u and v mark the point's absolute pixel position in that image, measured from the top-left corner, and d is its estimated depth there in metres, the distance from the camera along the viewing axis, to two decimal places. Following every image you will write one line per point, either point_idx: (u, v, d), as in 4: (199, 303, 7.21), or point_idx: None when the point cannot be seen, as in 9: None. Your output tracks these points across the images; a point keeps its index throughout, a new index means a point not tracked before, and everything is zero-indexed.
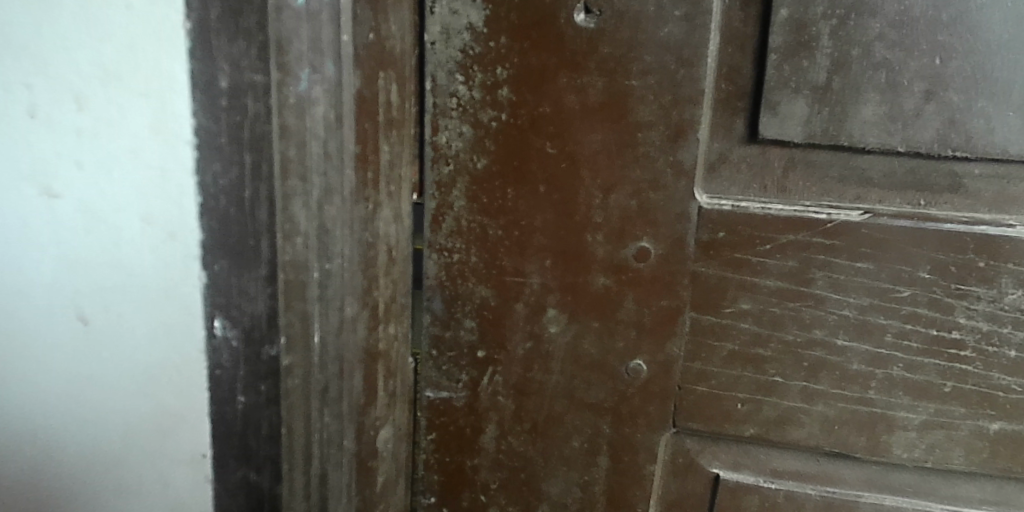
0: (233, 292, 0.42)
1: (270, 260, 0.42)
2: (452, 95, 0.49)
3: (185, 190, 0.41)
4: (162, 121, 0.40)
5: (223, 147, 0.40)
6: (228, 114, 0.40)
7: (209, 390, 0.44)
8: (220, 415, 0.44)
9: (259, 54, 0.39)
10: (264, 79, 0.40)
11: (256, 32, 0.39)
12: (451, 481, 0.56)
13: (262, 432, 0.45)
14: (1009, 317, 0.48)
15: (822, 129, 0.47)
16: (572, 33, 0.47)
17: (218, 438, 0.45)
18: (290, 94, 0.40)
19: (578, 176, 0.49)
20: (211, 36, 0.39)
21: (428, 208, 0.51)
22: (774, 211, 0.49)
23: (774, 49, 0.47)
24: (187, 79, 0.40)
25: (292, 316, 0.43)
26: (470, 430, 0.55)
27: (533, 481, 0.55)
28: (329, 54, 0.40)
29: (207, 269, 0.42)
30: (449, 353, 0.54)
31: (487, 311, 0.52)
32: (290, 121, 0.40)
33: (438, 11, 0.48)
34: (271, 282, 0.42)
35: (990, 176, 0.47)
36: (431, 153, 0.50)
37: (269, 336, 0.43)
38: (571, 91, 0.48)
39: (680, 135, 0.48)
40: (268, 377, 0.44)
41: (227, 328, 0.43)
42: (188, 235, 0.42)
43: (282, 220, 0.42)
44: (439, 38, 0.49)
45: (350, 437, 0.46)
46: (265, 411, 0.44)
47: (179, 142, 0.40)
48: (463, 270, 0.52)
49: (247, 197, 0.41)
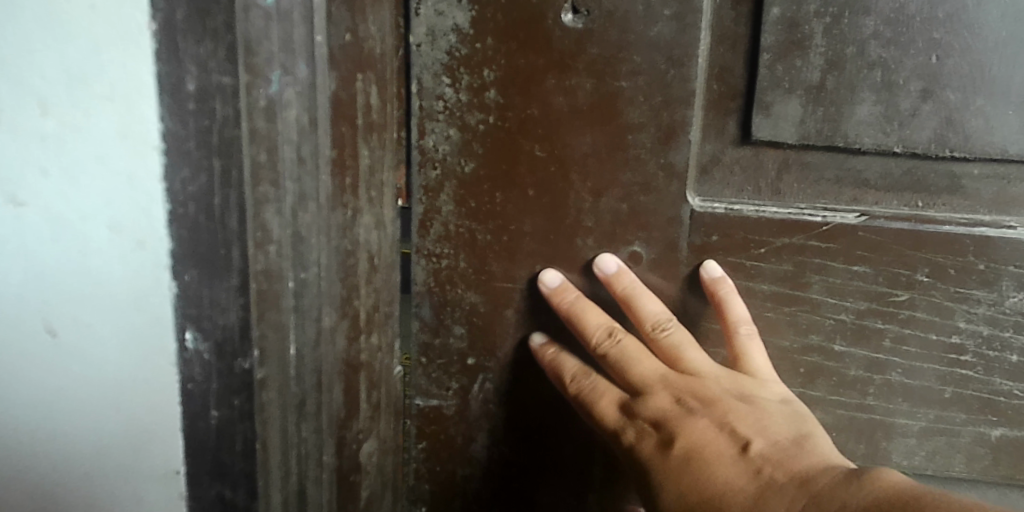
0: (204, 302, 0.39)
1: (241, 269, 0.39)
2: (438, 98, 0.49)
3: (153, 198, 0.38)
4: (129, 126, 0.37)
5: (192, 153, 0.37)
6: (196, 118, 0.37)
7: (181, 405, 0.42)
8: (194, 430, 0.42)
9: (227, 56, 0.36)
10: (233, 81, 0.36)
11: (224, 32, 0.36)
12: (452, 491, 0.56)
13: (235, 448, 0.41)
14: (1010, 321, 0.46)
15: (816, 129, 0.46)
16: (559, 33, 0.46)
17: (192, 453, 0.42)
18: (260, 97, 0.37)
19: (567, 179, 0.48)
20: (177, 36, 0.36)
21: (416, 213, 0.51)
22: (768, 213, 0.47)
23: (766, 48, 0.46)
24: (153, 82, 0.37)
25: (266, 328, 0.40)
26: (461, 438, 0.55)
27: (524, 491, 0.55)
28: (301, 54, 0.39)
29: (177, 279, 0.40)
30: (438, 361, 0.53)
31: (477, 317, 0.52)
32: (259, 124, 0.38)
33: (423, 12, 0.47)
34: (242, 292, 0.39)
35: (988, 176, 0.46)
36: (418, 157, 0.50)
37: (241, 350, 0.40)
38: (560, 93, 0.47)
39: (671, 137, 0.47)
40: (242, 392, 0.41)
41: (199, 341, 0.40)
42: (157, 242, 0.39)
43: (254, 228, 0.39)
44: (424, 40, 0.48)
45: (330, 453, 0.47)
46: (240, 426, 0.41)
47: (147, 148, 0.37)
48: (451, 275, 0.52)
49: (217, 205, 0.38)
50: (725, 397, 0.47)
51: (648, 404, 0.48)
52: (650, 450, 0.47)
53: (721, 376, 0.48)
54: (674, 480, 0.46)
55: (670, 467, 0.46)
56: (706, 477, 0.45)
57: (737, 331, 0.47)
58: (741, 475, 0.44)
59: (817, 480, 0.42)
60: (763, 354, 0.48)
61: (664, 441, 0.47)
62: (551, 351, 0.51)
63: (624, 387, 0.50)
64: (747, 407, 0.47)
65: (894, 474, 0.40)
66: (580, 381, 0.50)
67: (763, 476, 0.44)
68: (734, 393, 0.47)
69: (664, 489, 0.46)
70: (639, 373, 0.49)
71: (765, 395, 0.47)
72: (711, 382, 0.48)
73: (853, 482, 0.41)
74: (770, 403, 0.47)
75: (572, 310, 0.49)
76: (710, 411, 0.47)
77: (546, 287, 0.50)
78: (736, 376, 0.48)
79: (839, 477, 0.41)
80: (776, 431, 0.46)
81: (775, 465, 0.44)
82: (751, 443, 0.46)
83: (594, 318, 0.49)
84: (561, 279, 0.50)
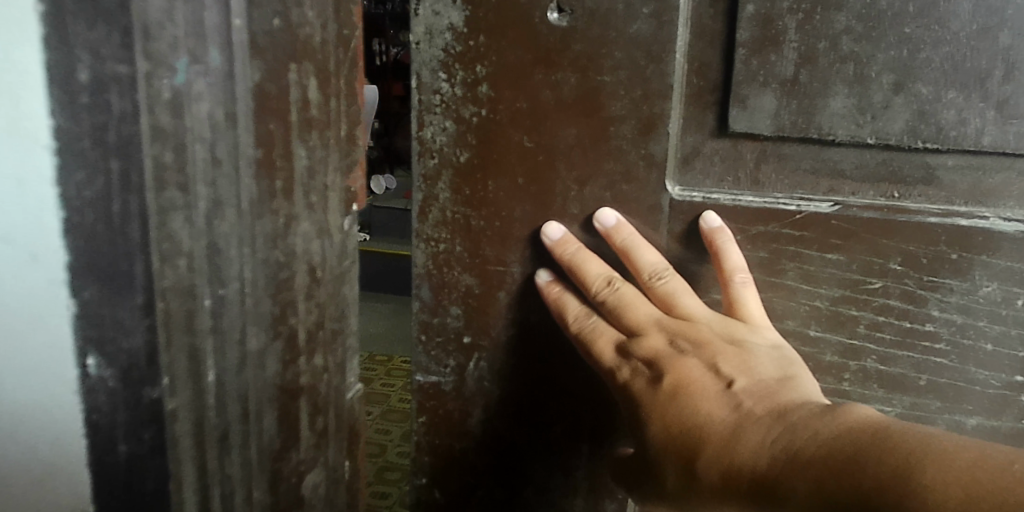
0: (105, 323, 0.35)
1: (145, 286, 0.34)
2: (436, 92, 0.53)
3: (44, 204, 0.34)
4: (17, 126, 0.33)
5: (86, 152, 0.33)
6: (90, 114, 0.33)
7: (87, 437, 0.38)
8: (103, 464, 0.38)
9: (124, 42, 0.32)
10: (129, 70, 0.32)
11: (119, 14, 0.31)
12: (452, 459, 0.59)
13: (147, 485, 0.37)
14: (984, 310, 0.47)
15: (790, 121, 0.48)
16: (546, 31, 0.50)
17: (103, 488, 0.38)
18: (163, 87, 0.33)
19: (553, 168, 0.52)
20: (67, 21, 0.32)
21: (417, 200, 0.55)
22: (745, 202, 0.50)
23: (741, 44, 0.48)
24: (42, 75, 0.33)
25: (177, 354, 0.36)
26: (458, 413, 0.58)
27: (518, 465, 0.58)
28: (214, 40, 0.35)
29: (76, 296, 0.36)
30: (437, 339, 0.57)
31: (472, 298, 0.56)
32: (163, 120, 0.33)
33: (421, 12, 0.51)
34: (149, 311, 0.35)
35: (964, 168, 0.47)
36: (418, 147, 0.54)
37: (150, 376, 0.36)
38: (547, 87, 0.50)
39: (651, 129, 0.50)
40: (151, 424, 0.36)
41: (103, 367, 0.36)
42: (53, 254, 0.35)
43: (160, 239, 0.34)
44: (423, 38, 0.52)
45: (262, 487, 0.43)
46: (151, 462, 0.37)
47: (38, 148, 0.34)
48: (448, 259, 0.55)
49: (116, 211, 0.34)
50: (715, 340, 0.47)
51: (641, 344, 0.49)
52: (641, 388, 0.48)
53: (713, 321, 0.48)
54: (660, 413, 0.47)
55: (656, 400, 0.47)
56: (689, 408, 0.46)
57: (731, 278, 0.48)
58: (722, 408, 0.45)
59: (793, 413, 0.43)
60: (757, 301, 0.49)
61: (654, 377, 0.48)
62: (554, 289, 0.52)
63: (620, 331, 0.50)
64: (734, 349, 0.47)
65: (863, 410, 0.41)
66: (580, 322, 0.51)
67: (742, 409, 0.44)
68: (724, 336, 0.47)
69: (652, 421, 0.47)
70: (633, 318, 0.49)
71: (755, 341, 0.47)
72: (703, 326, 0.48)
73: (828, 414, 0.41)
74: (760, 348, 0.47)
75: (572, 259, 0.51)
76: (700, 352, 0.47)
77: (550, 238, 0.52)
78: (728, 320, 0.48)
79: (815, 410, 0.42)
80: (762, 372, 0.46)
81: (757, 400, 0.45)
82: (737, 380, 0.46)
83: (594, 267, 0.51)
84: (563, 232, 0.52)
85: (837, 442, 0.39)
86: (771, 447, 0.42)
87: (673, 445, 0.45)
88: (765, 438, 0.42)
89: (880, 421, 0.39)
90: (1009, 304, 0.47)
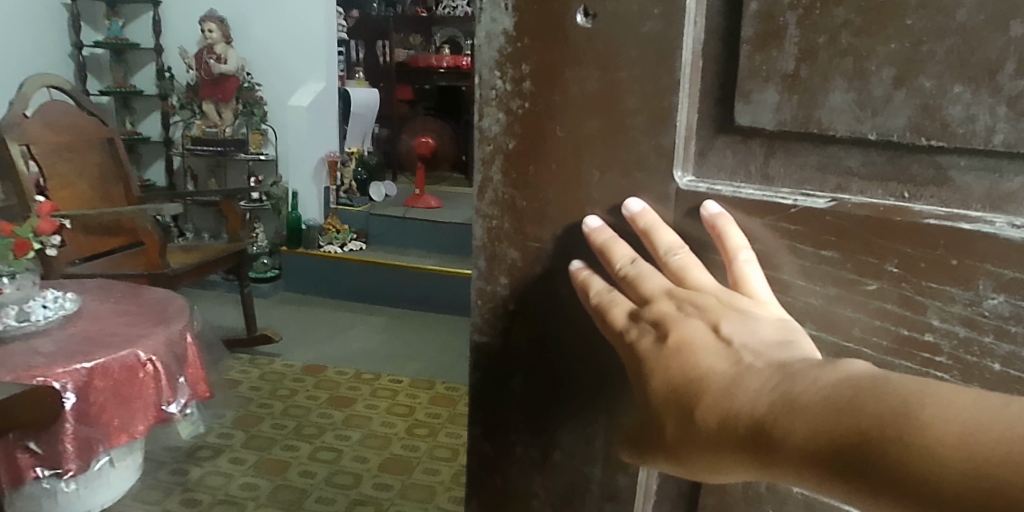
0: None
1: None
2: (492, 88, 0.57)
3: None
4: None
5: None
6: None
7: None
8: None
9: None
10: None
11: None
12: (487, 421, 0.64)
13: None
14: (990, 325, 0.45)
15: (792, 116, 0.49)
16: (574, 31, 0.53)
17: None
18: None
19: (579, 156, 0.55)
20: None
21: (477, 180, 0.60)
22: (744, 194, 0.51)
23: (745, 40, 0.49)
24: None
25: None
26: (503, 372, 0.62)
27: (549, 429, 0.60)
28: None
29: None
30: (489, 305, 0.62)
31: (517, 270, 0.59)
32: None
33: (482, 19, 0.57)
34: None
35: (979, 169, 0.46)
36: (478, 135, 0.59)
37: None
38: (574, 81, 0.54)
39: (660, 122, 0.51)
40: None
41: None
42: None
43: None
44: (483, 41, 0.57)
45: None
46: None
47: None
48: (499, 234, 0.59)
49: None
50: (720, 305, 0.47)
51: (650, 309, 0.49)
52: (646, 346, 0.48)
53: (721, 293, 0.48)
54: (662, 369, 0.46)
55: (660, 357, 0.46)
56: (689, 362, 0.45)
57: (735, 257, 0.49)
58: (722, 362, 0.44)
59: (792, 365, 0.42)
60: (763, 280, 0.49)
61: (659, 336, 0.47)
62: (582, 274, 0.54)
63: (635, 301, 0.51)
64: (735, 312, 0.46)
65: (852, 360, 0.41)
66: (600, 296, 0.53)
67: (741, 363, 0.44)
68: (728, 301, 0.47)
69: (654, 375, 0.46)
70: (646, 290, 0.50)
71: (759, 311, 0.47)
72: (710, 295, 0.48)
73: (823, 365, 0.41)
74: (762, 316, 0.47)
75: (603, 245, 0.53)
76: (704, 313, 0.47)
77: (586, 229, 0.55)
78: (736, 295, 0.48)
79: (812, 362, 0.41)
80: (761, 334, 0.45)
81: (756, 355, 0.44)
82: (736, 337, 0.45)
83: (622, 250, 0.53)
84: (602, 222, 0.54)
85: (831, 384, 0.39)
86: (769, 393, 0.41)
87: (672, 396, 0.45)
88: (762, 384, 0.42)
89: (868, 369, 0.39)
90: (1019, 320, 0.44)
